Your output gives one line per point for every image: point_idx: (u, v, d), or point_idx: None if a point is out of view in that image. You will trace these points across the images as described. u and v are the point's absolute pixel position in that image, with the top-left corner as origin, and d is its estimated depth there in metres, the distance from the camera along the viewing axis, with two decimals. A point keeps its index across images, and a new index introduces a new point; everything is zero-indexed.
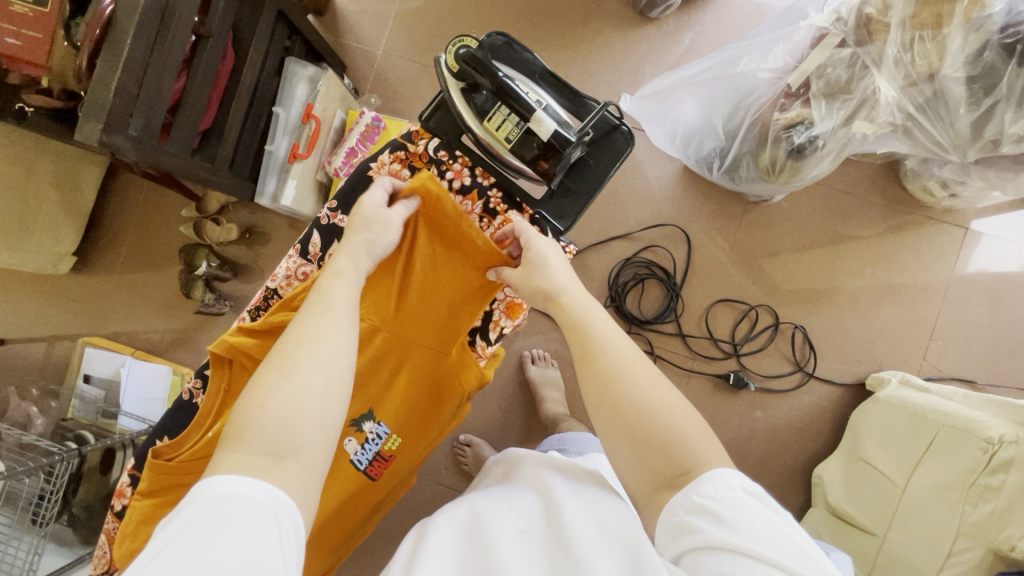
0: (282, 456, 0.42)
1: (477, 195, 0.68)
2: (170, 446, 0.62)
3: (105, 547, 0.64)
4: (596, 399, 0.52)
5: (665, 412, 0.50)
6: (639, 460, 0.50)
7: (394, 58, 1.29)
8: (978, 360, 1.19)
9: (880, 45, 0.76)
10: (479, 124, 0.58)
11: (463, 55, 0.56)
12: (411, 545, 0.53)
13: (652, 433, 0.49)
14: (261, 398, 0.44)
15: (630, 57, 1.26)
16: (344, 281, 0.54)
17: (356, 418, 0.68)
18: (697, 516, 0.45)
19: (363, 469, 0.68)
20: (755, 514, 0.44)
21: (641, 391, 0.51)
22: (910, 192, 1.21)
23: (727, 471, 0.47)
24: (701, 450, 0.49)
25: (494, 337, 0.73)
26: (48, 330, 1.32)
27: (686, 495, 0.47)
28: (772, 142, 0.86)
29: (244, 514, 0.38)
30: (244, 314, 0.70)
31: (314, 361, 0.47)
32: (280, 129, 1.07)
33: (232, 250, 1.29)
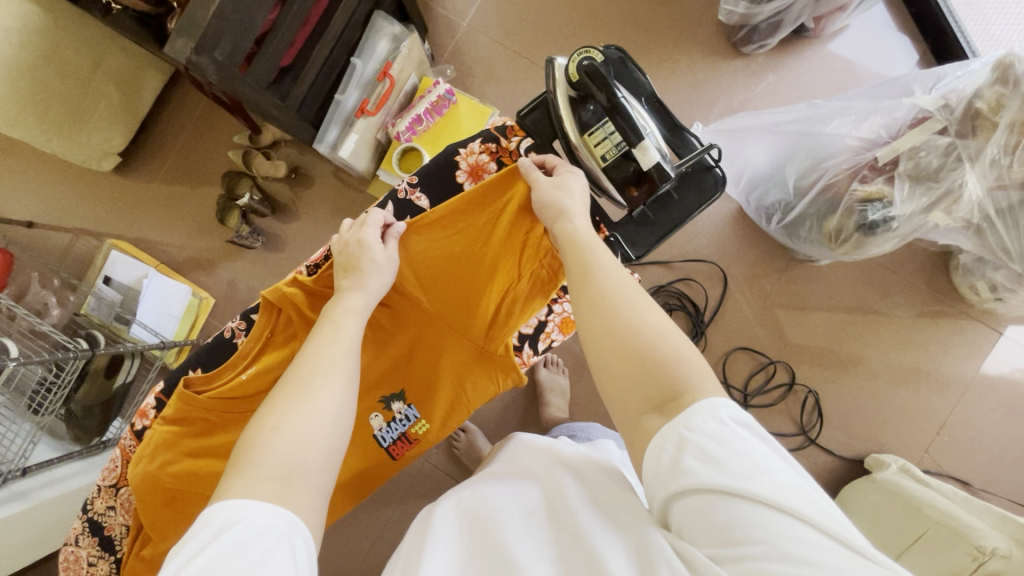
0: (286, 492, 0.43)
1: None
2: (202, 379, 0.61)
3: (118, 461, 0.63)
4: (594, 318, 0.52)
5: (653, 332, 0.49)
6: (633, 379, 0.48)
7: (477, 33, 1.27)
8: (980, 465, 1.19)
9: (981, 142, 0.74)
10: (579, 136, 0.57)
11: (586, 68, 0.55)
12: (419, 530, 0.54)
13: (646, 355, 0.48)
14: (275, 423, 0.47)
15: (711, 86, 1.24)
16: (357, 316, 0.57)
17: (387, 396, 0.71)
18: (687, 454, 0.42)
19: (387, 446, 0.71)
20: (749, 447, 0.41)
21: (639, 315, 0.50)
22: (956, 286, 1.20)
23: (718, 402, 0.44)
24: (696, 379, 0.46)
25: (542, 347, 0.73)
26: (77, 223, 1.32)
27: (672, 428, 0.44)
28: (843, 211, 0.86)
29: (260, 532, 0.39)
30: (302, 266, 0.68)
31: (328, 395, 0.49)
32: (353, 81, 1.05)
33: (275, 187, 1.29)
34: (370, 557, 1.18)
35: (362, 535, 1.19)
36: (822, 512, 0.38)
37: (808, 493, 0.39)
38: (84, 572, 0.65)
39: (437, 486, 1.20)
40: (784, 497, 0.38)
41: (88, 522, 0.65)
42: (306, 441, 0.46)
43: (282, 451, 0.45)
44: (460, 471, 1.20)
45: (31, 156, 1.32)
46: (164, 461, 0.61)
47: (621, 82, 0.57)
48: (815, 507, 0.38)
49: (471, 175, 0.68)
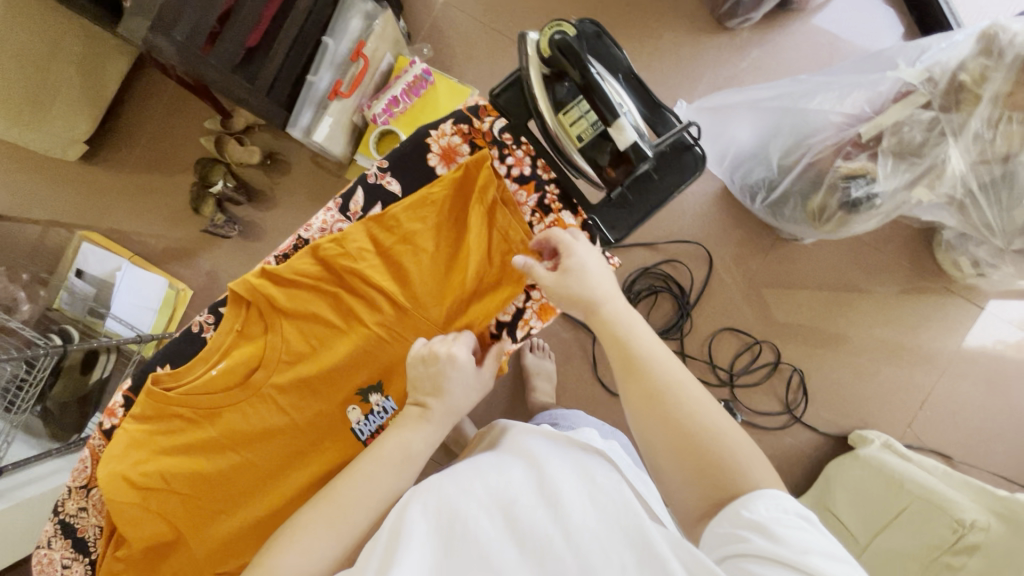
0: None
1: (534, 187, 0.65)
2: (169, 375, 0.61)
3: (87, 462, 0.62)
4: (652, 423, 0.50)
5: (702, 433, 0.49)
6: (692, 481, 0.48)
7: (454, 10, 1.23)
8: (960, 438, 1.21)
9: (965, 116, 0.72)
10: (554, 116, 0.55)
11: (558, 43, 0.52)
12: (396, 514, 0.49)
13: (705, 459, 0.48)
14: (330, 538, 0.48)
15: (695, 63, 1.21)
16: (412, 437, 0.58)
17: (362, 388, 0.66)
18: (746, 530, 0.42)
19: (364, 439, 0.66)
20: (806, 532, 0.41)
21: (693, 415, 0.50)
22: (939, 262, 1.20)
23: (779, 495, 0.45)
24: (753, 475, 0.47)
25: (521, 336, 0.69)
26: (45, 215, 1.27)
27: (733, 509, 0.45)
28: (827, 189, 0.85)
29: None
30: (270, 257, 0.67)
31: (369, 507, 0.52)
32: (325, 62, 1.01)
33: (250, 173, 1.25)
34: None
35: None
36: None
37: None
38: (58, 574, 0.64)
39: (425, 474, 1.19)
40: (833, 571, 0.38)
41: (60, 523, 0.63)
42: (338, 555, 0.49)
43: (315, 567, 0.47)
44: (448, 458, 1.20)
45: None
46: (137, 459, 0.60)
47: (596, 57, 0.55)
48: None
49: (443, 158, 0.66)
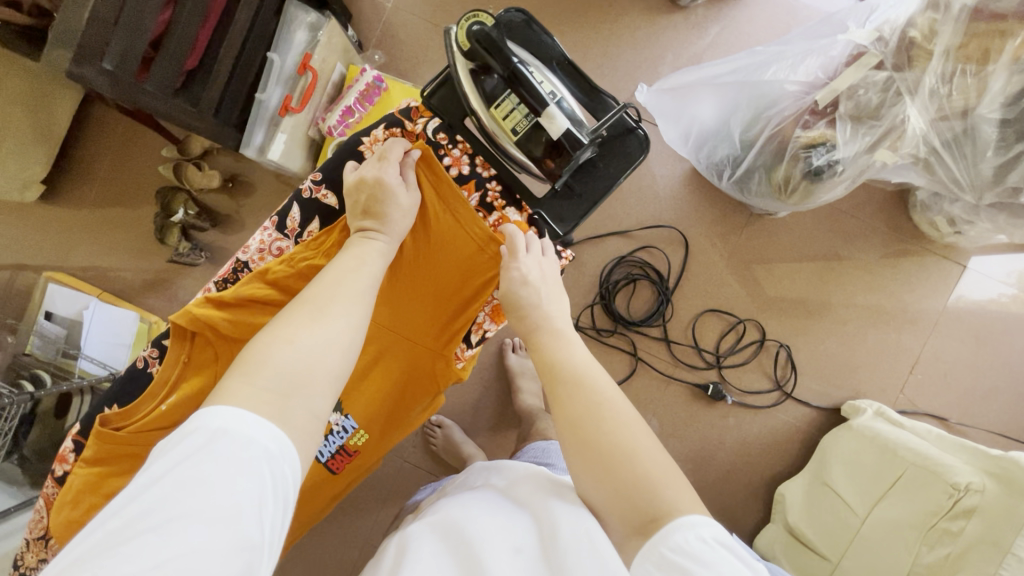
0: (286, 412, 0.43)
1: (475, 185, 0.64)
2: (118, 415, 0.57)
3: (43, 512, 0.59)
4: (574, 443, 0.49)
5: (622, 455, 0.47)
6: (614, 497, 0.46)
7: (403, 13, 1.21)
8: (954, 398, 1.20)
9: (918, 73, 0.72)
10: (486, 109, 0.53)
11: (476, 34, 0.50)
12: (392, 557, 0.49)
13: (619, 481, 0.46)
14: (292, 335, 0.47)
15: (652, 44, 1.19)
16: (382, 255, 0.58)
17: None
18: (670, 574, 0.40)
19: (325, 460, 0.66)
20: (730, 573, 0.39)
21: (610, 434, 0.48)
22: (916, 223, 1.19)
23: (701, 521, 0.43)
24: (670, 495, 0.45)
25: (475, 340, 0.67)
26: (9, 259, 1.25)
27: (650, 550, 0.42)
28: (789, 159, 0.83)
29: (242, 452, 0.39)
30: (209, 284, 0.65)
31: (340, 318, 0.50)
32: (273, 78, 0.99)
33: (212, 198, 1.23)
34: (357, 566, 1.15)
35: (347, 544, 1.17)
36: None
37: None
38: None
39: (418, 485, 1.17)
40: None
41: None
42: (312, 361, 0.47)
43: (290, 364, 0.45)
44: (440, 469, 1.18)
45: None
46: (90, 505, 0.56)
47: (520, 44, 0.54)
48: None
49: None
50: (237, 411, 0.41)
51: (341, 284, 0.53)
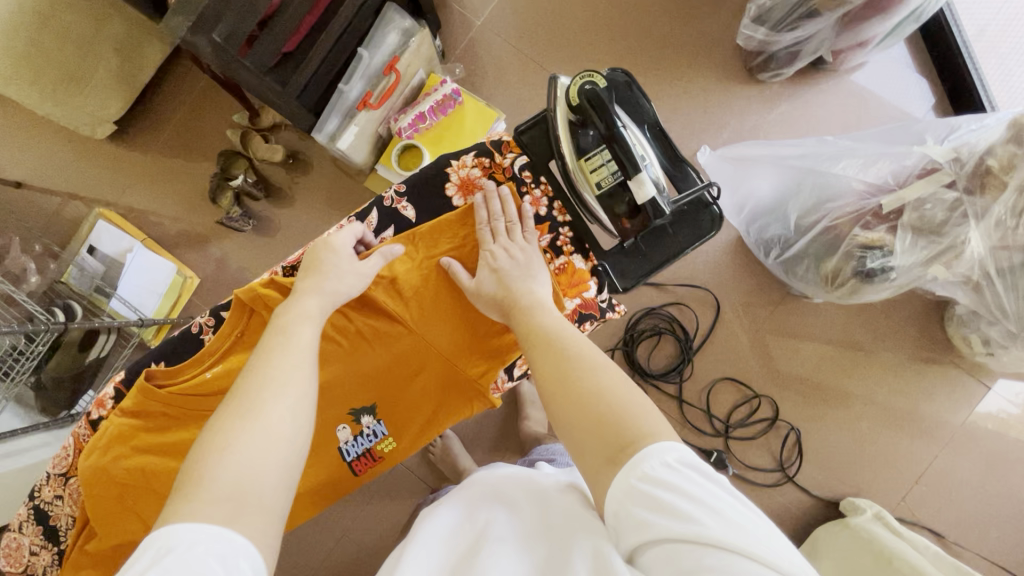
0: (238, 514, 0.42)
1: (548, 228, 0.65)
2: (165, 373, 0.60)
3: (69, 451, 0.61)
4: (569, 412, 0.48)
5: (617, 412, 0.46)
6: (586, 439, 0.46)
7: (490, 33, 1.26)
8: (956, 518, 1.18)
9: (988, 201, 0.72)
10: (575, 160, 0.55)
11: (588, 92, 0.53)
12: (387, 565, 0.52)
13: (613, 441, 0.44)
14: (223, 443, 0.46)
15: (723, 110, 1.22)
16: (310, 323, 0.57)
17: (356, 409, 0.67)
18: (643, 506, 0.40)
19: (350, 460, 0.68)
20: (702, 492, 0.40)
21: (604, 399, 0.47)
22: (949, 336, 1.19)
23: (669, 444, 0.43)
24: (646, 424, 0.45)
25: (518, 373, 0.69)
26: (65, 187, 1.29)
27: (623, 480, 0.42)
28: (843, 255, 0.84)
29: (188, 564, 0.38)
30: (278, 267, 0.67)
31: (278, 406, 0.49)
32: (358, 73, 1.03)
33: (270, 170, 1.26)
34: (331, 555, 1.16)
35: (327, 531, 1.18)
36: (764, 542, 0.37)
37: (762, 531, 0.38)
38: (25, 560, 0.63)
39: (406, 490, 1.18)
40: (732, 537, 0.37)
41: (34, 509, 0.62)
42: (257, 457, 0.45)
43: (233, 470, 0.44)
44: (433, 479, 1.18)
45: (24, 114, 1.29)
46: (118, 454, 0.58)
47: (624, 106, 0.56)
48: (762, 543, 0.37)
49: (461, 189, 0.66)
50: (179, 531, 0.40)
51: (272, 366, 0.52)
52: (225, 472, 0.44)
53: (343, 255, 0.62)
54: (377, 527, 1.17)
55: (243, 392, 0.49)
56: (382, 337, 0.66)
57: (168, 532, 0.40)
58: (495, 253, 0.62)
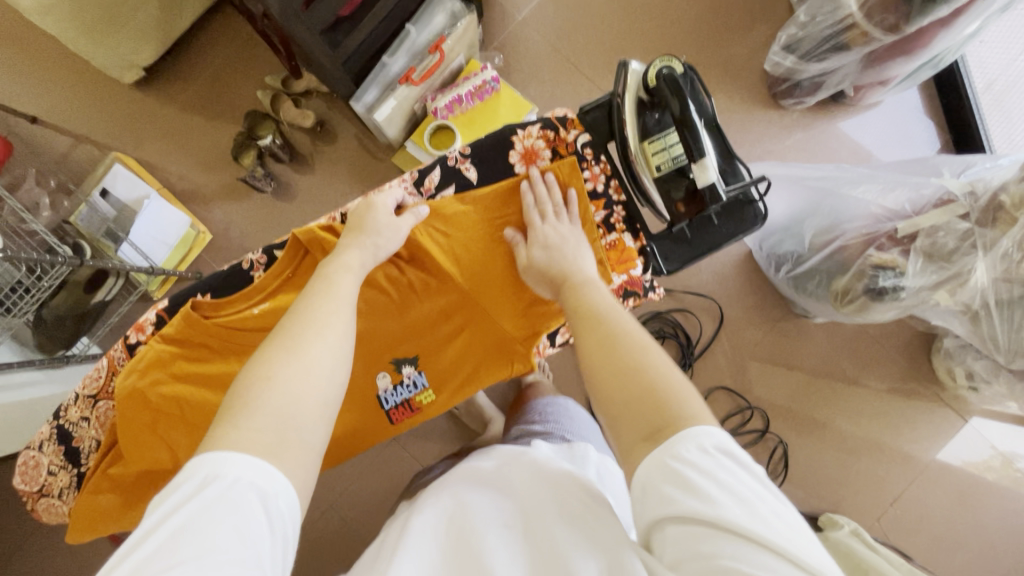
0: (279, 449, 0.41)
1: (603, 205, 0.68)
2: (211, 304, 0.60)
3: (102, 373, 0.62)
4: (606, 380, 0.49)
5: (660, 386, 0.46)
6: (624, 412, 0.46)
7: (530, 28, 1.29)
8: (927, 545, 1.22)
9: (997, 234, 0.77)
10: (639, 142, 0.59)
11: (665, 76, 0.57)
12: (391, 538, 0.51)
13: (649, 419, 0.45)
14: (269, 373, 0.44)
15: (744, 129, 1.27)
16: (350, 275, 0.56)
17: (398, 359, 0.71)
18: (677, 482, 0.40)
19: (389, 406, 0.72)
20: (732, 479, 0.40)
21: (647, 373, 0.47)
22: (934, 368, 1.25)
23: (705, 429, 0.43)
24: (683, 410, 0.44)
25: (559, 340, 0.74)
26: (81, 128, 1.27)
27: (656, 460, 0.42)
28: (855, 274, 0.89)
29: (231, 498, 0.37)
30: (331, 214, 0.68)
31: (321, 348, 0.48)
32: (404, 48, 1.06)
33: (297, 135, 1.27)
34: (316, 524, 1.16)
35: (315, 499, 1.18)
36: (795, 539, 0.38)
37: (794, 531, 0.38)
38: (41, 479, 0.65)
39: (399, 466, 1.18)
40: (767, 533, 0.37)
41: (58, 428, 0.63)
42: (301, 392, 0.44)
43: (278, 402, 0.43)
44: (427, 458, 1.18)
45: (49, 49, 1.27)
46: (156, 380, 0.60)
47: (694, 92, 0.59)
48: (792, 540, 0.37)
49: (523, 158, 0.67)
50: (226, 456, 0.39)
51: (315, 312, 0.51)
52: (269, 402, 0.43)
53: (383, 212, 0.61)
54: (368, 499, 1.17)
55: (289, 329, 0.48)
56: (434, 297, 0.70)
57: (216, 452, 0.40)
58: (544, 232, 0.64)
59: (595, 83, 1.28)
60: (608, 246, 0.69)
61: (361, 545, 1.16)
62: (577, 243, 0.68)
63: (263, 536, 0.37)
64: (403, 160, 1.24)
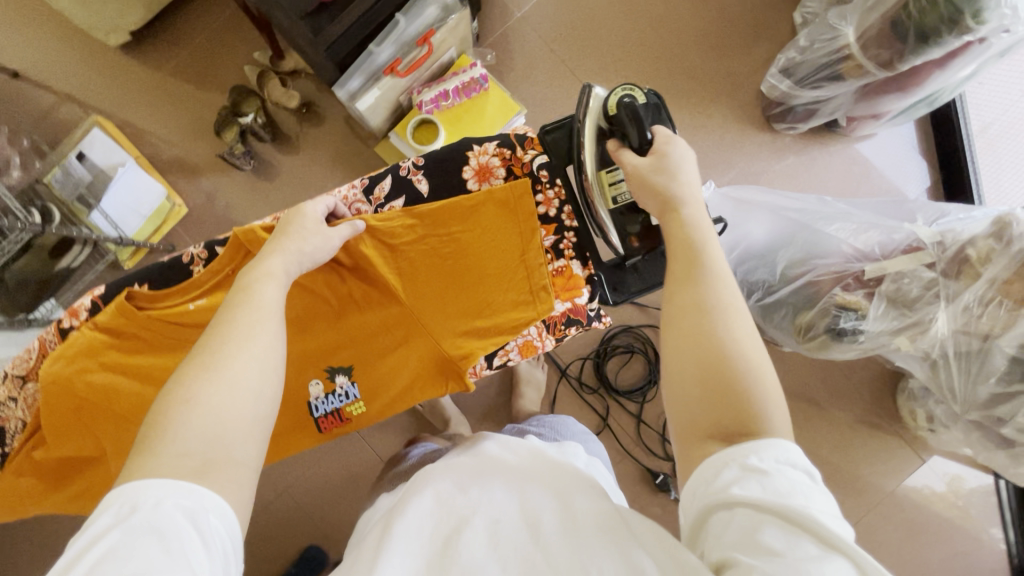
0: (207, 470, 0.42)
1: (554, 229, 0.68)
2: (147, 295, 0.60)
3: (32, 355, 0.62)
4: (697, 342, 0.44)
5: (749, 380, 0.42)
6: (707, 388, 0.43)
7: (527, 27, 1.27)
8: None
9: (961, 286, 0.76)
10: (597, 169, 0.59)
11: (625, 105, 0.57)
12: (377, 534, 0.47)
13: (730, 407, 0.42)
14: (188, 396, 0.45)
15: (734, 150, 1.25)
16: (275, 282, 0.55)
17: (332, 367, 0.71)
18: (739, 474, 0.38)
19: (320, 413, 0.72)
20: (802, 481, 0.37)
21: (745, 358, 0.43)
22: (897, 407, 1.26)
23: (786, 443, 0.39)
24: (770, 424, 0.41)
25: (497, 362, 0.74)
26: (62, 87, 1.25)
27: (729, 454, 0.39)
28: (819, 310, 0.88)
29: (156, 521, 0.38)
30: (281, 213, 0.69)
31: (245, 360, 0.48)
32: (391, 37, 1.02)
33: (282, 115, 1.25)
34: (269, 505, 1.17)
35: (270, 481, 1.19)
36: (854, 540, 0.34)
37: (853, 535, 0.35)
38: None
39: (356, 456, 1.19)
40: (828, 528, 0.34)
41: None
42: (223, 410, 0.45)
43: (202, 423, 0.44)
44: (385, 450, 1.19)
45: (37, 4, 1.25)
46: (83, 367, 0.59)
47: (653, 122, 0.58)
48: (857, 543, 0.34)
49: (477, 174, 0.68)
50: (146, 484, 0.41)
51: (235, 325, 0.51)
52: (194, 426, 0.44)
53: (314, 220, 0.61)
54: (322, 485, 1.18)
55: (208, 347, 0.48)
56: (375, 304, 0.69)
57: (131, 485, 0.41)
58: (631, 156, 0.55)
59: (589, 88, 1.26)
60: (555, 273, 0.68)
61: (311, 528, 1.18)
62: (523, 264, 0.66)
63: (195, 551, 0.37)
64: (386, 151, 1.22)
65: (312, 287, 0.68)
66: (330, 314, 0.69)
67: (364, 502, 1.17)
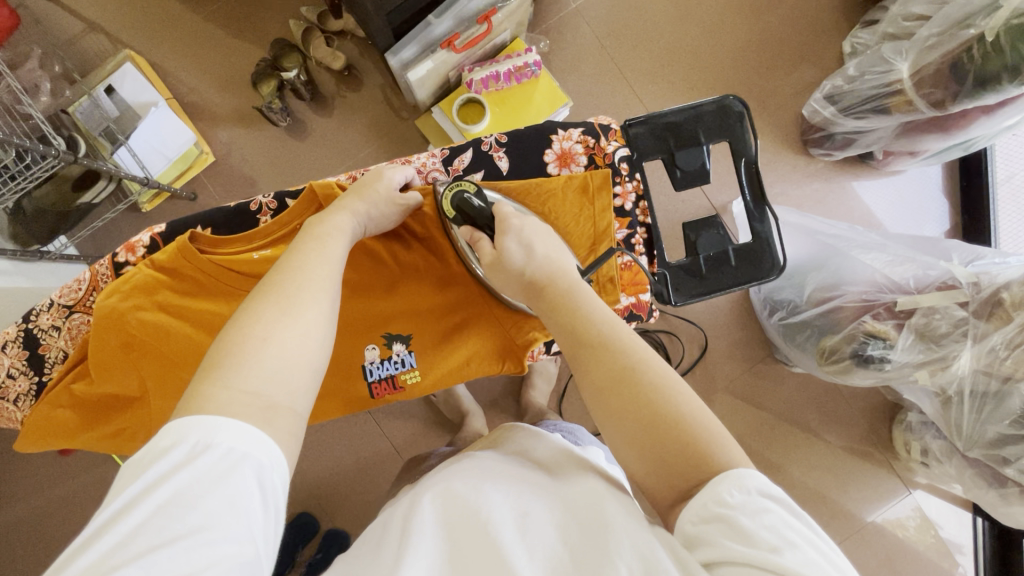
0: (272, 417, 0.43)
1: (628, 223, 0.73)
2: (207, 240, 0.64)
3: (84, 286, 0.68)
4: (611, 402, 0.48)
5: (676, 420, 0.45)
6: (642, 443, 0.46)
7: (581, 20, 1.26)
8: None
9: (989, 328, 0.79)
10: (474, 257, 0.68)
11: (456, 201, 0.65)
12: (399, 526, 0.48)
13: (668, 455, 0.45)
14: (264, 334, 0.47)
15: (769, 169, 1.27)
16: (343, 237, 0.58)
17: (391, 335, 0.74)
18: (713, 524, 0.40)
19: (374, 378, 0.74)
20: (778, 522, 0.39)
21: (663, 403, 0.46)
22: (891, 437, 1.29)
23: (745, 472, 0.42)
24: (723, 452, 0.44)
25: (554, 349, 0.77)
26: (96, 16, 1.20)
27: (697, 501, 0.42)
28: (845, 336, 0.89)
29: (231, 470, 0.39)
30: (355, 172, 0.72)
31: (319, 310, 0.50)
32: (453, 11, 1.01)
33: (323, 75, 1.22)
34: None
35: None
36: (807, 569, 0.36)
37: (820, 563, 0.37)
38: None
39: (359, 428, 1.18)
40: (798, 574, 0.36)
41: (26, 332, 0.68)
42: (294, 353, 0.47)
43: (278, 362, 0.46)
44: (387, 423, 1.18)
45: None
46: (137, 303, 0.64)
47: (717, 128, 0.68)
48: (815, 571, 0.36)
49: (559, 159, 0.72)
50: (216, 422, 0.41)
51: (309, 271, 0.53)
52: (269, 365, 0.45)
53: (390, 185, 0.65)
54: (322, 451, 1.17)
55: (286, 289, 0.50)
56: (436, 278, 0.74)
57: (196, 418, 0.41)
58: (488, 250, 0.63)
59: (634, 88, 1.26)
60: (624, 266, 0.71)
61: (304, 493, 1.17)
62: (591, 253, 0.70)
63: (257, 511, 0.39)
64: (426, 128, 1.20)
65: (380, 257, 0.73)
66: (387, 281, 0.74)
67: (361, 474, 1.17)
